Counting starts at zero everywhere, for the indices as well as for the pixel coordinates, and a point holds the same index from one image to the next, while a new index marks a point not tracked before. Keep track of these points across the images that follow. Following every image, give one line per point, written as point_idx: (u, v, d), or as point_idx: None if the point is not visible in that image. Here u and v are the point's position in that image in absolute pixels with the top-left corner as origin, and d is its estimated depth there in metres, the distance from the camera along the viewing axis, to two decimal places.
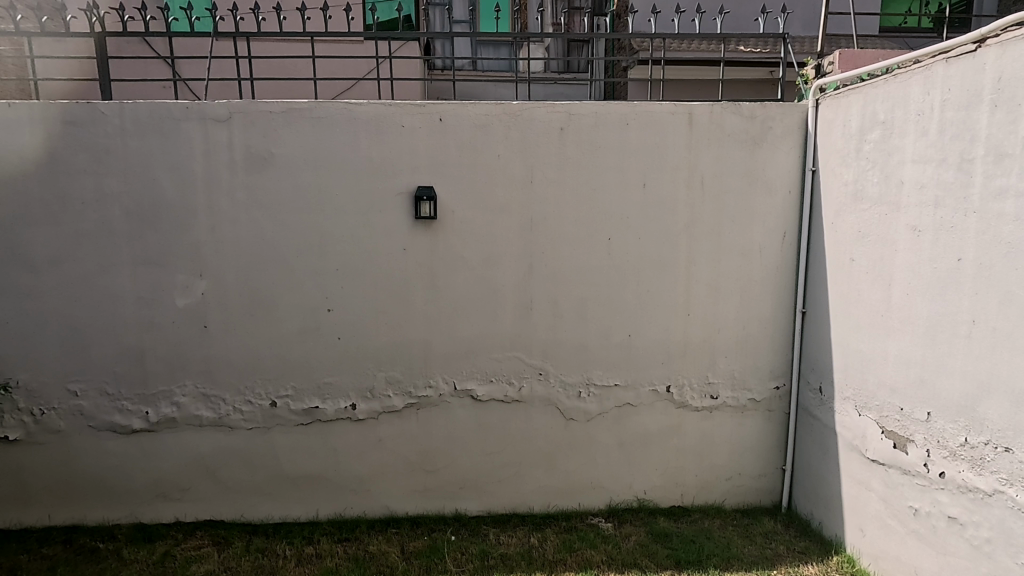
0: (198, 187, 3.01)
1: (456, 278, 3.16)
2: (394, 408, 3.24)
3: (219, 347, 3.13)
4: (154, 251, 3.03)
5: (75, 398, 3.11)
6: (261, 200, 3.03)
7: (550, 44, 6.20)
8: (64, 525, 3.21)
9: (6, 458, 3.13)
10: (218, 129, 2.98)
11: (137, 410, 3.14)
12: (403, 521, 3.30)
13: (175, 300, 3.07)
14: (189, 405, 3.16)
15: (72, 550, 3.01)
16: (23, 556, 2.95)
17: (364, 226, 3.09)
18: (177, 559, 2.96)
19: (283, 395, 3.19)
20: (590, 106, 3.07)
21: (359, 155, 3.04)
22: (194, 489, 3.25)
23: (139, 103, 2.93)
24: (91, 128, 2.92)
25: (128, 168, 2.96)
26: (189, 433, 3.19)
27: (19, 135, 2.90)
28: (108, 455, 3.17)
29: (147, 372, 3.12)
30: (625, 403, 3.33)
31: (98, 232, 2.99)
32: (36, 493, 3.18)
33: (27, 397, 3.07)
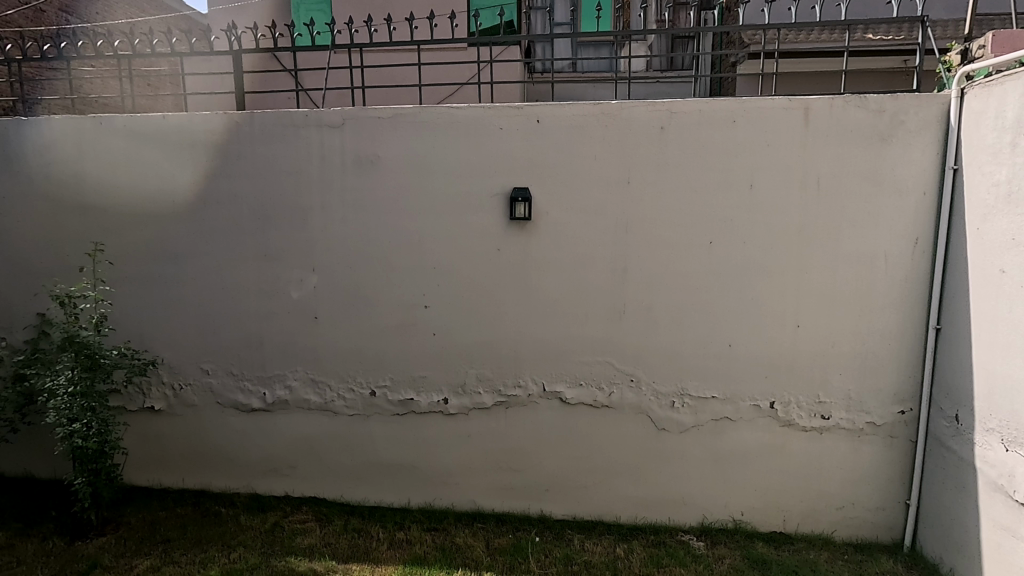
0: (313, 189, 3.25)
1: (548, 280, 3.16)
2: (483, 405, 3.30)
3: (326, 337, 3.37)
4: (275, 246, 3.32)
5: (206, 376, 3.49)
6: (367, 201, 3.22)
7: (653, 42, 6.03)
8: (194, 489, 3.61)
9: (151, 426, 3.58)
10: (333, 134, 3.21)
11: (257, 391, 3.46)
12: (489, 517, 3.36)
13: (291, 292, 3.35)
14: (299, 389, 3.43)
15: (200, 512, 3.38)
16: (161, 513, 3.37)
17: (460, 226, 3.18)
18: (285, 530, 3.22)
19: (382, 386, 3.36)
20: (694, 104, 2.93)
21: (458, 158, 3.13)
22: (301, 467, 3.52)
23: (267, 112, 3.22)
24: (226, 136, 3.26)
25: (256, 171, 3.27)
26: (299, 416, 3.46)
27: (171, 143, 3.31)
28: (230, 430, 3.53)
29: (265, 356, 3.43)
30: (722, 417, 3.14)
31: (229, 229, 3.33)
32: (174, 458, 3.61)
33: (169, 374, 3.50)
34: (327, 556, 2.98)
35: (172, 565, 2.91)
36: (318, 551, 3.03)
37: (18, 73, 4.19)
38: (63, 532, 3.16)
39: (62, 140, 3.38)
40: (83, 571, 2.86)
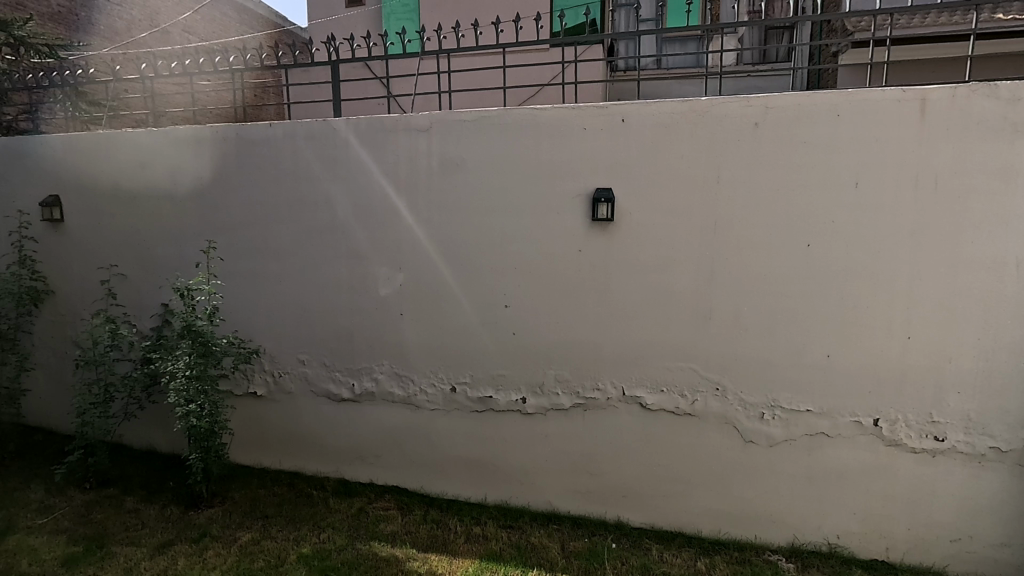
0: (402, 190, 3.39)
1: (630, 282, 3.10)
2: (561, 407, 3.29)
3: (410, 333, 3.50)
4: (366, 245, 3.50)
5: (302, 366, 3.73)
6: (451, 202, 3.32)
7: (744, 35, 5.74)
8: (289, 471, 3.88)
9: (253, 410, 3.89)
10: (421, 138, 3.33)
11: (346, 381, 3.66)
12: (565, 519, 3.34)
13: (379, 289, 3.51)
14: (385, 382, 3.58)
15: (294, 492, 3.63)
16: (261, 491, 3.64)
17: (542, 227, 3.19)
18: (370, 516, 3.38)
19: (462, 382, 3.44)
20: (793, 98, 2.76)
21: (541, 159, 3.14)
22: (385, 456, 3.68)
23: (361, 118, 3.40)
24: (324, 141, 3.48)
25: (350, 174, 3.46)
26: (384, 407, 3.62)
27: (276, 148, 3.57)
28: (322, 418, 3.75)
29: (355, 349, 3.62)
30: (817, 432, 2.94)
31: (325, 228, 3.55)
32: (272, 441, 3.89)
33: (270, 362, 3.78)
34: (408, 544, 3.10)
35: (270, 540, 3.14)
36: (399, 539, 3.15)
37: (151, 90, 4.71)
38: (179, 501, 3.50)
39: (185, 148, 3.76)
40: (195, 538, 3.15)
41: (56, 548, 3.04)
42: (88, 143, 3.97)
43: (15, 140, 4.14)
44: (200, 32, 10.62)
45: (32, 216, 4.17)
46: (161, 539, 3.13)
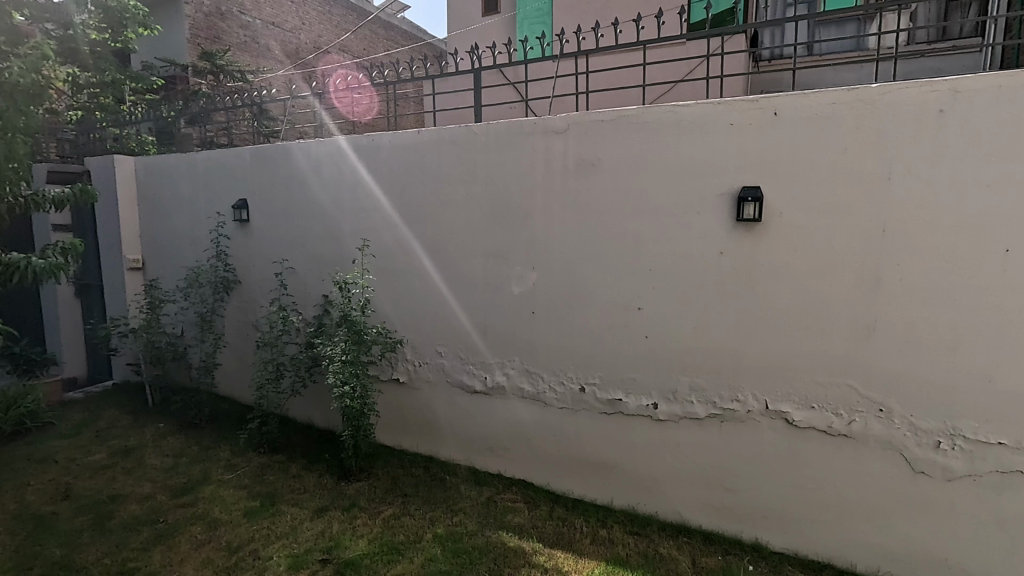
0: (538, 191, 3.46)
1: (777, 287, 2.88)
2: (695, 416, 3.15)
3: (542, 332, 3.57)
4: (501, 245, 3.63)
5: (439, 357, 3.98)
6: (586, 202, 3.32)
7: (919, 10, 5.06)
8: (425, 455, 4.16)
9: (395, 395, 4.22)
10: (557, 139, 3.37)
11: (479, 374, 3.83)
12: (696, 533, 3.20)
13: (513, 288, 3.62)
14: (515, 378, 3.69)
15: (429, 476, 3.88)
16: (401, 470, 3.95)
17: (680, 228, 3.08)
18: (499, 506, 3.51)
19: (591, 383, 3.44)
20: (991, 79, 2.38)
21: (681, 158, 3.03)
22: (513, 450, 3.79)
23: (501, 122, 3.53)
24: (466, 146, 3.67)
25: (489, 176, 3.61)
26: (513, 402, 3.73)
27: (423, 153, 3.85)
28: (456, 407, 3.96)
29: (488, 344, 3.77)
30: (1012, 469, 2.50)
31: (465, 228, 3.75)
32: (411, 425, 4.19)
33: (412, 352, 4.08)
34: (535, 537, 3.17)
35: (408, 517, 3.39)
36: (526, 532, 3.23)
37: (318, 105, 5.30)
38: (333, 472, 3.92)
39: (346, 156, 4.18)
40: (346, 507, 3.50)
41: (239, 501, 3.55)
42: (270, 154, 4.58)
43: (217, 153, 4.90)
44: (353, 50, 11.74)
45: (227, 217, 4.91)
46: (318, 503, 3.53)
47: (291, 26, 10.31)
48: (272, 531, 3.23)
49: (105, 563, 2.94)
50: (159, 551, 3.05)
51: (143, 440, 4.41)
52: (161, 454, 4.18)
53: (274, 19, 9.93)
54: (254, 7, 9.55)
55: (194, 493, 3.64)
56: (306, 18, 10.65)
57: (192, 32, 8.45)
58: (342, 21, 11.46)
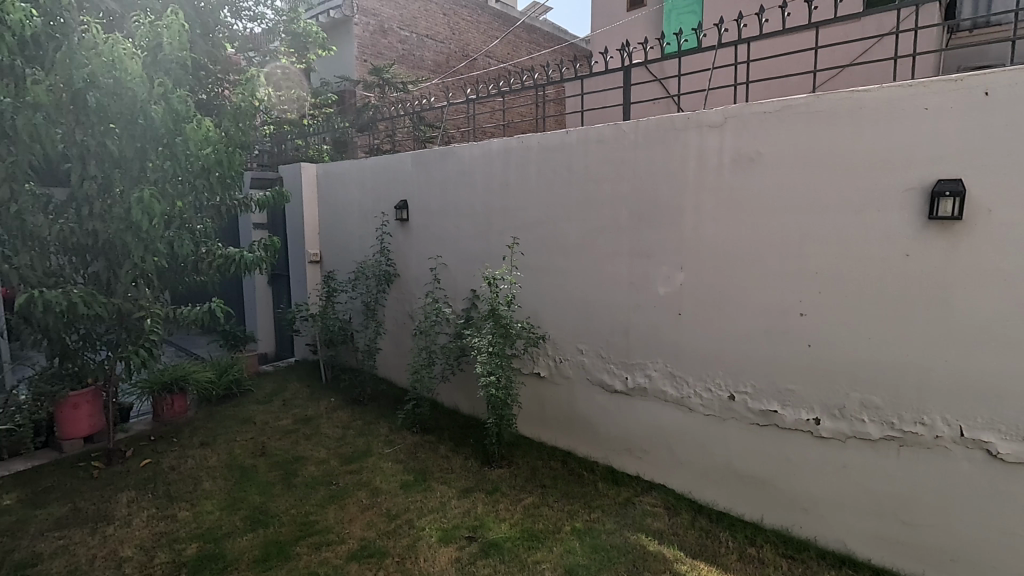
0: (689, 189, 3.34)
1: (981, 296, 2.47)
2: (868, 436, 2.83)
3: (689, 335, 3.43)
4: (648, 244, 3.56)
5: (580, 354, 4.03)
6: (743, 199, 3.13)
7: None
8: (563, 449, 4.24)
9: (536, 389, 4.36)
10: (713, 134, 3.21)
11: (620, 374, 3.80)
12: (863, 567, 2.87)
13: (658, 288, 3.54)
14: (658, 380, 3.60)
15: (567, 470, 3.94)
16: (539, 462, 4.07)
17: (855, 227, 2.77)
18: (638, 508, 3.46)
19: (742, 391, 3.24)
20: None
21: (859, 149, 2.73)
22: (652, 453, 3.70)
23: (652, 118, 3.46)
24: (615, 144, 3.66)
25: (638, 174, 3.56)
26: (655, 405, 3.65)
27: (571, 153, 3.91)
28: (595, 405, 3.98)
29: (630, 345, 3.73)
30: None
31: (610, 227, 3.74)
32: (550, 419, 4.30)
33: (553, 348, 4.19)
34: (676, 545, 3.08)
35: (547, 507, 3.48)
36: (667, 538, 3.15)
37: (470, 111, 5.60)
38: (477, 456, 4.15)
39: (496, 159, 4.40)
40: (489, 490, 3.69)
41: (396, 473, 3.93)
42: (428, 159, 4.97)
43: (383, 159, 5.42)
44: (498, 55, 12.22)
45: (389, 216, 5.42)
46: (464, 484, 3.77)
47: (443, 37, 11.03)
48: (425, 504, 3.51)
49: (292, 513, 3.43)
50: (333, 509, 3.49)
51: (318, 411, 5.05)
52: (333, 425, 4.75)
53: (428, 32, 10.71)
54: (412, 22, 10.39)
55: (359, 462, 4.09)
56: (456, 28, 11.32)
57: (360, 49, 9.47)
58: (489, 28, 11.98)
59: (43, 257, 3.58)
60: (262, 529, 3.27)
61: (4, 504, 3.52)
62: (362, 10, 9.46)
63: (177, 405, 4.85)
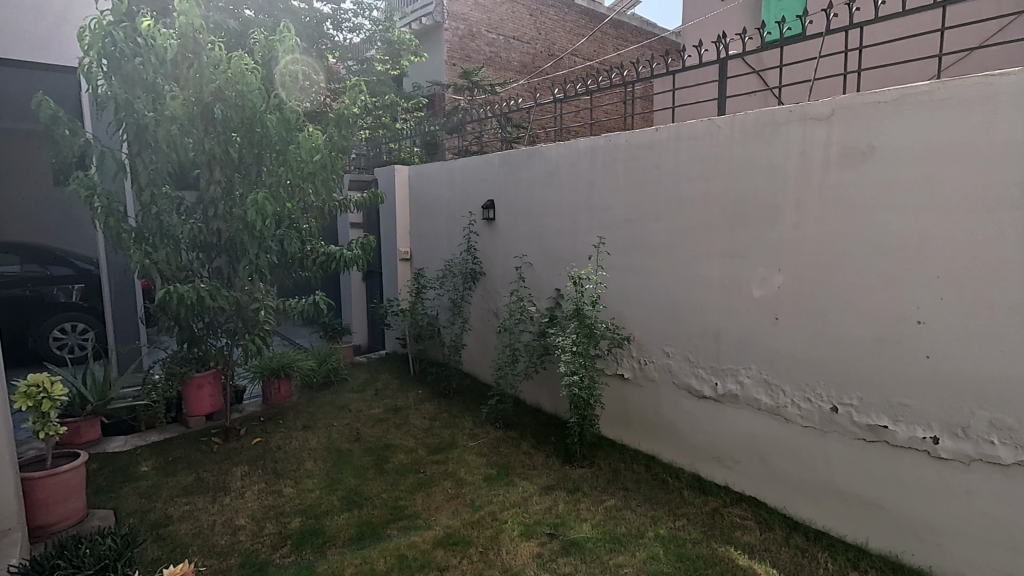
0: (790, 185, 3.15)
1: None
2: (997, 458, 2.49)
3: (787, 341, 3.24)
4: (743, 244, 3.39)
5: (667, 357, 3.93)
6: (851, 197, 2.90)
7: None
8: (647, 454, 4.15)
9: (619, 390, 4.31)
10: (818, 128, 3.01)
11: (709, 379, 3.67)
12: None
13: (753, 290, 3.37)
14: (751, 387, 3.43)
15: (651, 475, 3.86)
16: (622, 465, 4.02)
17: (986, 225, 2.47)
18: (726, 519, 3.32)
19: (846, 403, 3.00)
20: None
21: (994, 137, 2.42)
22: (743, 464, 3.53)
23: (751, 112, 3.30)
24: (709, 140, 3.53)
25: (733, 171, 3.41)
26: (747, 413, 3.47)
27: (661, 151, 3.82)
28: (681, 409, 3.86)
29: (720, 349, 3.58)
30: None
31: (702, 227, 3.61)
32: (633, 422, 4.23)
33: (638, 350, 4.12)
34: (769, 561, 2.92)
35: (630, 511, 3.43)
36: (759, 553, 2.99)
37: (557, 111, 5.61)
38: (558, 455, 4.17)
39: (584, 158, 4.39)
40: (570, 489, 3.70)
41: (480, 466, 4.03)
42: (515, 159, 5.05)
43: (472, 160, 5.57)
44: (584, 53, 12.14)
45: (476, 216, 5.57)
46: (546, 481, 3.80)
47: (530, 37, 11.14)
48: (507, 498, 3.58)
49: (383, 497, 3.63)
50: (421, 496, 3.65)
51: (407, 402, 5.30)
52: (421, 416, 4.97)
53: (514, 33, 10.86)
54: (499, 24, 10.58)
55: (445, 453, 4.25)
56: (543, 28, 11.38)
57: (449, 54, 9.79)
58: (576, 26, 11.93)
59: (176, 253, 4.01)
60: (357, 509, 3.49)
61: (143, 470, 4.01)
62: (452, 16, 9.77)
63: (283, 389, 5.30)
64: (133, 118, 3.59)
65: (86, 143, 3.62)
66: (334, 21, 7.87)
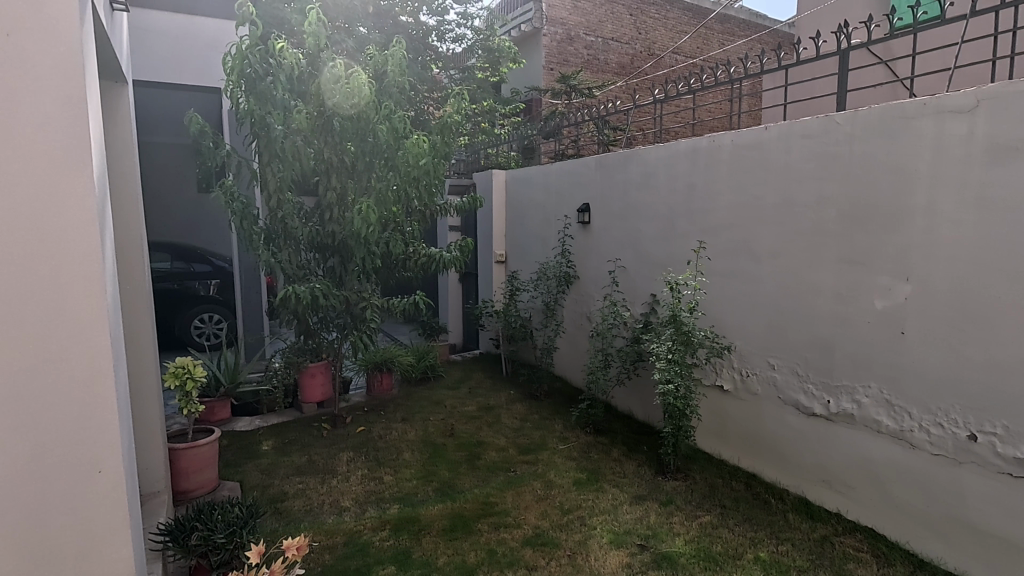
0: (921, 186, 2.84)
1: None
2: None
3: (914, 358, 2.92)
4: (863, 250, 3.11)
5: (772, 370, 3.69)
6: (997, 198, 2.55)
7: None
8: (747, 471, 3.93)
9: (718, 403, 4.11)
10: (958, 121, 2.68)
11: (820, 396, 3.40)
12: None
13: (875, 301, 3.08)
14: (870, 407, 3.13)
15: (751, 494, 3.64)
16: (719, 480, 3.83)
17: None
18: (837, 548, 3.05)
19: (987, 432, 2.63)
20: None
21: None
22: (858, 490, 3.22)
23: (875, 107, 3.02)
24: (825, 139, 3.28)
25: (852, 171, 3.14)
26: (864, 435, 3.17)
27: (770, 151, 3.61)
28: (787, 426, 3.61)
29: (834, 364, 3.31)
30: None
31: (815, 231, 3.36)
32: (733, 437, 4.01)
33: (739, 361, 3.91)
34: None
35: (726, 530, 3.26)
36: None
37: (656, 112, 5.47)
38: (651, 465, 4.07)
39: (684, 160, 4.25)
40: (663, 501, 3.59)
41: (569, 470, 4.03)
42: (612, 162, 5.00)
43: (568, 164, 5.58)
44: (687, 51, 11.72)
45: (571, 219, 5.57)
46: (637, 490, 3.72)
47: (629, 38, 10.96)
48: (596, 505, 3.55)
49: (475, 492, 3.74)
50: (511, 494, 3.72)
51: (499, 401, 5.42)
52: (512, 416, 5.06)
53: (613, 35, 10.74)
54: (598, 27, 10.51)
55: (535, 454, 4.29)
56: (643, 28, 11.14)
57: (547, 58, 9.88)
58: (678, 23, 11.55)
59: (296, 253, 4.42)
60: (450, 502, 3.62)
61: (264, 448, 4.44)
62: (550, 20, 9.85)
63: (385, 382, 5.63)
64: (264, 131, 3.98)
65: (226, 154, 4.10)
66: (439, 33, 8.21)
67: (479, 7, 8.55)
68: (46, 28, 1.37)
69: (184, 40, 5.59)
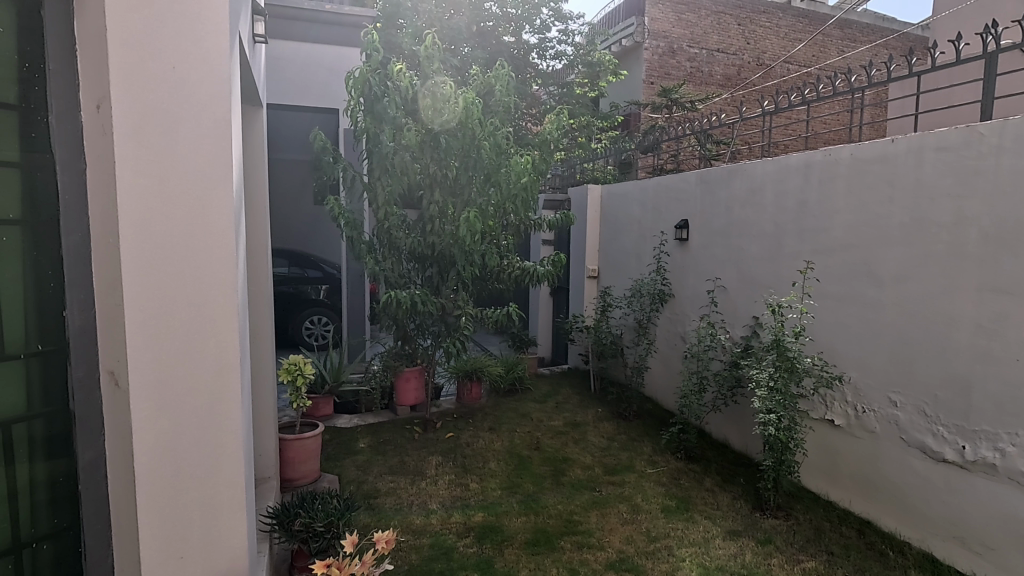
0: None
1: None
2: None
3: None
4: (1010, 278, 2.74)
5: (893, 407, 3.33)
6: None
7: None
8: (859, 517, 3.57)
9: (825, 438, 3.77)
10: None
11: (953, 441, 3.01)
12: None
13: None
14: (1016, 458, 2.72)
15: (863, 544, 3.28)
16: (826, 524, 3.50)
17: None
18: None
19: None
20: None
21: None
22: (999, 553, 2.79)
23: None
24: (965, 152, 2.94)
25: (999, 188, 2.78)
26: (1007, 490, 2.76)
27: (897, 164, 3.29)
28: (910, 472, 3.23)
29: (971, 406, 2.93)
30: None
31: (950, 254, 3.01)
32: (844, 478, 3.66)
33: (853, 394, 3.57)
34: None
35: None
36: None
37: (766, 124, 5.17)
38: (747, 499, 3.81)
39: (795, 175, 4.00)
40: (761, 539, 3.34)
41: (657, 495, 3.88)
42: (714, 177, 4.82)
43: (667, 179, 5.45)
44: (800, 59, 11.05)
45: (669, 235, 5.41)
46: (731, 525, 3.50)
47: (736, 48, 10.54)
48: (686, 535, 3.38)
49: (558, 508, 3.71)
50: (596, 514, 3.64)
51: (587, 418, 5.35)
52: (599, 434, 4.97)
53: (719, 46, 10.39)
54: (703, 38, 10.20)
55: (621, 475, 4.18)
56: (752, 37, 10.66)
57: (648, 72, 9.74)
58: (791, 31, 10.93)
59: (398, 263, 4.67)
60: (533, 515, 3.62)
61: (360, 445, 4.70)
62: (653, 34, 9.71)
63: (474, 390, 5.72)
64: (377, 148, 4.26)
65: (342, 169, 4.43)
66: (539, 51, 8.49)
67: (581, 24, 8.66)
68: (202, 59, 1.57)
69: (308, 65, 6.14)
